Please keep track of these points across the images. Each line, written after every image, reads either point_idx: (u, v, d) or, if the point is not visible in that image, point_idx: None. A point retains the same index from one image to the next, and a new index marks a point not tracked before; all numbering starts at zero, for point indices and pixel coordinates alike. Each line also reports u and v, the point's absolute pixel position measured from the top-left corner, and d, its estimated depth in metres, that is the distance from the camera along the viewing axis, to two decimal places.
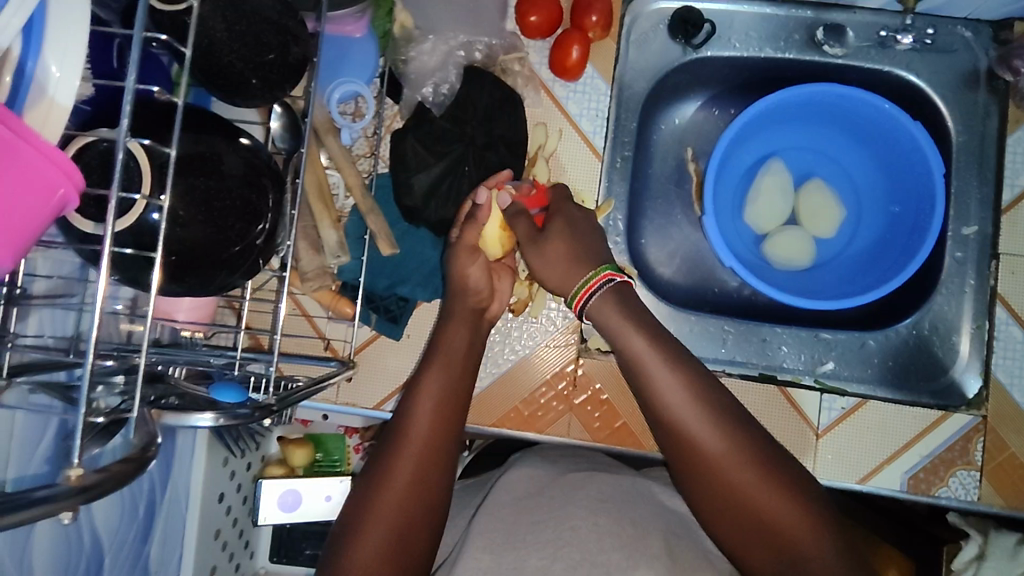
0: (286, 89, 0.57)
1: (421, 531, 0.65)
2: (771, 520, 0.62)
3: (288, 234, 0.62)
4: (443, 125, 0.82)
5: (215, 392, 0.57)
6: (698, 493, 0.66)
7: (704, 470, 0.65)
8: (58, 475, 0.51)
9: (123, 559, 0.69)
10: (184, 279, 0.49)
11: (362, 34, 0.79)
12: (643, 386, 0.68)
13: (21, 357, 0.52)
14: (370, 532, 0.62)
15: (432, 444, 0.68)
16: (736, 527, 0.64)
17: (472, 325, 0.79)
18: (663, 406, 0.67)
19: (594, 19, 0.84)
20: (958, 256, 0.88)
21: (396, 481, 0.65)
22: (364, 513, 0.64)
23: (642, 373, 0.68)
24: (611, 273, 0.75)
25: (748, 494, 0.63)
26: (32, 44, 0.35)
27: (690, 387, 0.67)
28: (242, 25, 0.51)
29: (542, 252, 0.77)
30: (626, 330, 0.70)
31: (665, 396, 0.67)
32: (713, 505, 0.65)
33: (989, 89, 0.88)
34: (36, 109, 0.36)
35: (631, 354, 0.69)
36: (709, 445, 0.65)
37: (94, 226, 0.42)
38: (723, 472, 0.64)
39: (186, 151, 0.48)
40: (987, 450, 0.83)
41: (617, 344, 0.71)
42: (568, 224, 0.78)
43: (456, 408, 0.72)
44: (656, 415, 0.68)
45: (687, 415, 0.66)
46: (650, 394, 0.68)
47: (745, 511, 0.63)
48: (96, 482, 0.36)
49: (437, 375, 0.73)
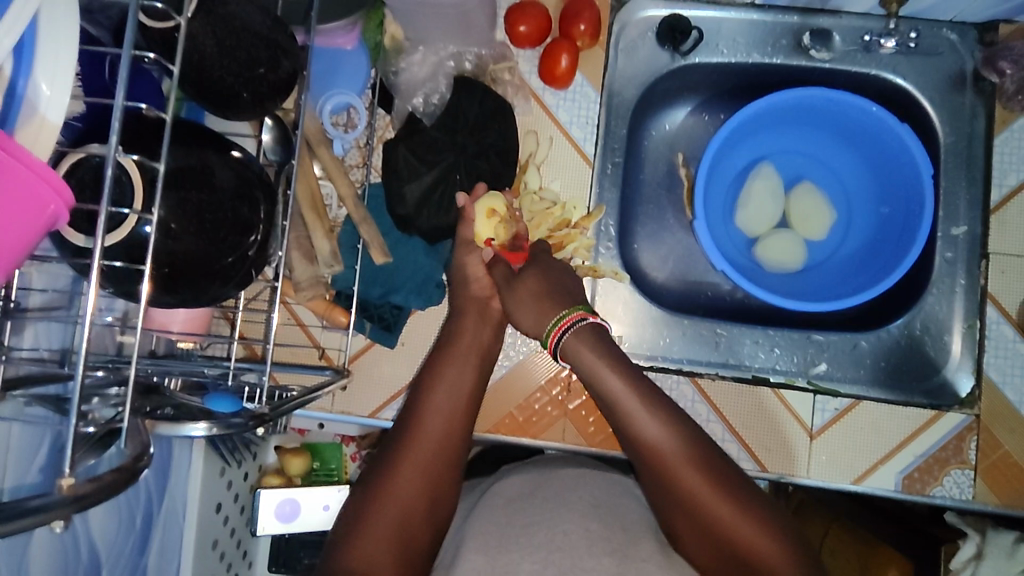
0: (277, 103, 0.58)
1: (418, 533, 0.67)
2: (748, 549, 0.63)
3: (280, 245, 0.63)
4: (434, 134, 0.82)
5: (210, 401, 0.58)
6: (677, 523, 0.68)
7: (679, 500, 0.66)
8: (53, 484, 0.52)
9: (120, 569, 0.70)
10: (176, 291, 0.50)
11: (352, 46, 0.80)
12: (622, 421, 0.70)
13: (17, 370, 0.53)
14: (364, 541, 0.63)
15: (438, 445, 0.71)
16: (714, 556, 0.66)
17: (480, 316, 0.81)
18: (640, 439, 0.69)
19: (582, 27, 0.85)
20: (948, 256, 0.88)
21: (391, 494, 0.66)
22: (359, 524, 0.65)
23: (621, 411, 0.70)
24: (582, 313, 0.77)
25: (727, 524, 0.64)
26: (23, 63, 0.36)
27: (665, 421, 0.69)
28: (231, 41, 0.51)
29: (513, 289, 0.79)
30: (603, 368, 0.72)
31: (644, 428, 0.69)
32: (694, 535, 0.66)
33: (976, 90, 0.89)
34: (27, 125, 0.37)
35: (608, 392, 0.71)
36: (686, 475, 0.66)
37: (85, 240, 0.43)
38: (701, 503, 0.65)
39: (177, 163, 0.48)
40: (980, 449, 0.83)
41: (596, 377, 0.73)
42: (543, 272, 0.80)
43: (468, 410, 0.75)
44: (634, 447, 0.69)
45: (666, 452, 0.67)
46: (628, 429, 0.70)
47: (722, 540, 0.65)
48: (89, 490, 0.36)
49: (450, 375, 0.76)
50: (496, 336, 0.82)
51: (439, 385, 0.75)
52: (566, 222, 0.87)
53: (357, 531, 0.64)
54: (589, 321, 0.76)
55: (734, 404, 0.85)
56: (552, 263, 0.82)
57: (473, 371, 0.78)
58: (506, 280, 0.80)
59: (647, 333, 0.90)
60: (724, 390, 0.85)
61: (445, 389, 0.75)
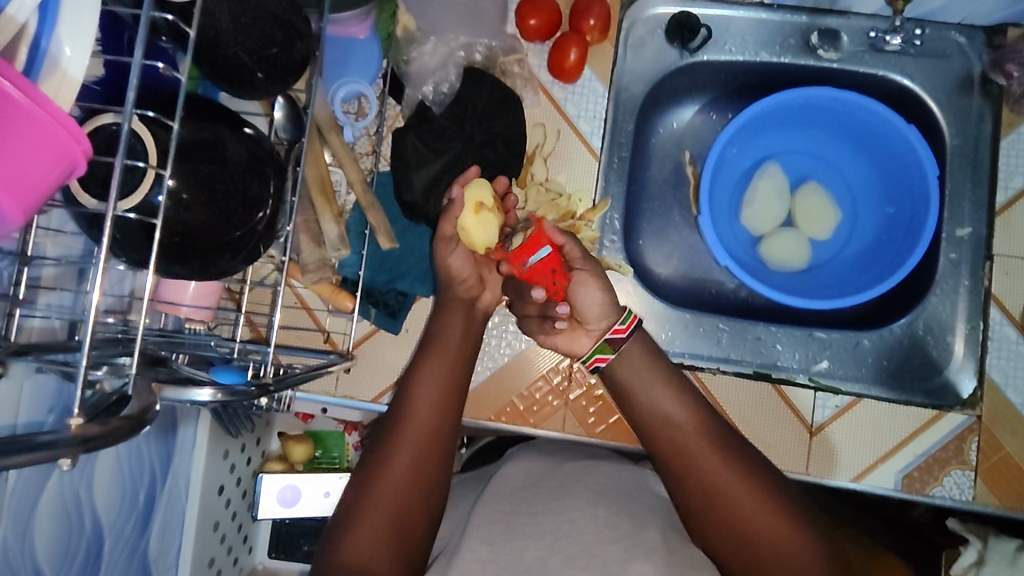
0: (291, 83, 0.58)
1: (416, 526, 0.66)
2: (770, 543, 0.63)
3: (288, 221, 0.64)
4: (443, 123, 0.84)
5: (216, 374, 0.59)
6: (696, 516, 0.67)
7: (698, 489, 0.67)
8: (52, 426, 0.54)
9: (121, 547, 0.70)
10: (185, 261, 0.51)
11: (365, 35, 0.81)
12: (649, 413, 0.74)
13: (29, 336, 0.54)
14: (359, 540, 0.62)
15: (433, 428, 0.71)
16: (728, 551, 0.65)
17: (466, 317, 0.80)
18: (670, 431, 0.72)
19: (592, 22, 0.86)
20: (952, 256, 0.89)
21: (388, 489, 0.66)
22: (352, 522, 0.64)
23: (649, 407, 0.74)
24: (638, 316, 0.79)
25: (740, 507, 0.65)
26: (47, 20, 0.37)
27: (693, 413, 0.73)
28: (247, 18, 0.53)
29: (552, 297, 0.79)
30: (645, 366, 0.76)
31: (678, 421, 0.72)
32: (710, 527, 0.66)
33: (983, 93, 0.89)
34: (49, 79, 0.38)
35: (638, 390, 0.75)
36: (708, 466, 0.68)
37: (96, 203, 0.43)
38: (721, 497, 0.66)
39: (189, 137, 0.50)
40: (981, 450, 0.83)
41: (632, 374, 0.76)
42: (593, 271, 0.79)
43: (458, 394, 0.74)
44: (659, 439, 0.72)
45: (689, 442, 0.70)
46: (656, 421, 0.73)
47: (736, 529, 0.65)
48: (98, 434, 0.37)
49: (434, 369, 0.75)
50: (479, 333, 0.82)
51: (431, 371, 0.74)
52: (571, 214, 0.87)
53: (354, 528, 0.63)
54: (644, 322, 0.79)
55: (735, 400, 0.85)
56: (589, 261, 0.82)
57: (456, 369, 0.76)
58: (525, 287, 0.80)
59: (649, 327, 0.90)
60: (724, 386, 0.86)
61: (427, 379, 0.74)
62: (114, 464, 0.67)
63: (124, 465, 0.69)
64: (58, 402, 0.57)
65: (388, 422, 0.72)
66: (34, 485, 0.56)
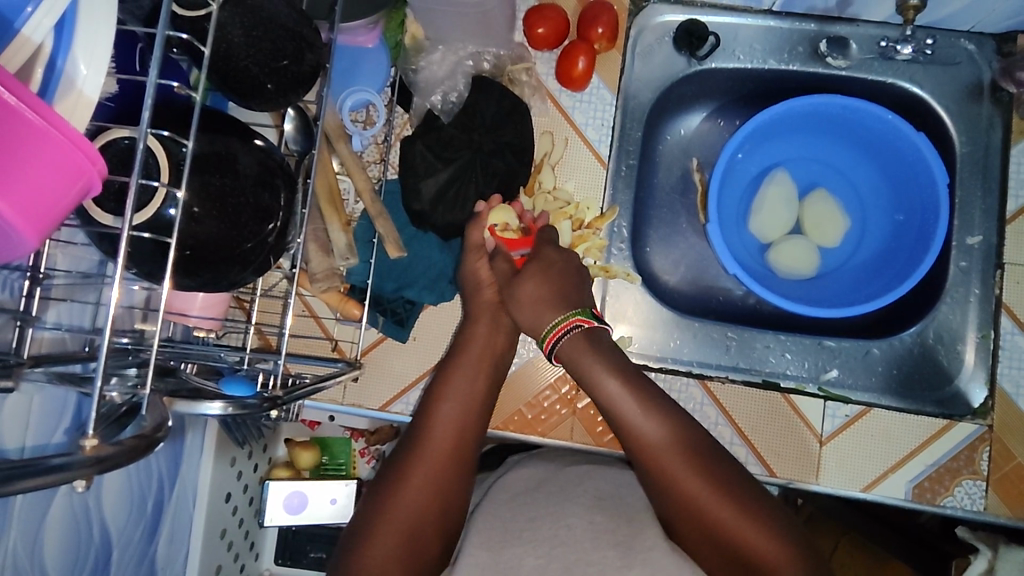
0: (298, 94, 0.58)
1: (428, 540, 0.65)
2: (748, 549, 0.62)
3: (299, 232, 0.64)
4: (452, 132, 0.84)
5: (225, 385, 0.57)
6: (682, 528, 0.66)
7: (680, 504, 0.65)
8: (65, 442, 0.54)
9: (128, 555, 0.70)
10: (197, 274, 0.51)
11: (373, 44, 0.83)
12: (623, 430, 0.70)
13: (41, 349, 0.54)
14: (375, 551, 0.62)
15: (451, 451, 0.70)
16: (713, 555, 0.64)
17: (480, 328, 0.79)
18: (637, 439, 0.69)
19: (600, 30, 0.86)
20: (963, 264, 0.88)
21: (405, 506, 0.65)
22: (368, 533, 0.64)
23: (617, 415, 0.71)
24: (580, 319, 0.76)
25: (713, 513, 0.64)
26: (64, 39, 0.37)
27: (661, 419, 0.69)
28: (259, 31, 0.53)
29: (517, 293, 0.78)
30: (599, 373, 0.72)
31: (641, 428, 0.69)
32: (693, 535, 0.65)
33: (993, 100, 0.89)
34: (65, 99, 0.38)
35: (612, 407, 0.71)
36: (688, 486, 0.65)
37: (113, 219, 0.43)
38: (697, 505, 0.64)
39: (202, 151, 0.49)
40: (993, 460, 0.83)
41: (591, 385, 0.73)
42: (544, 270, 0.78)
43: (481, 412, 0.74)
44: (638, 458, 0.69)
45: (669, 462, 0.66)
46: (631, 437, 0.69)
47: (729, 550, 0.63)
48: (111, 453, 0.37)
49: (458, 385, 0.75)
50: (510, 342, 0.81)
51: (455, 388, 0.74)
52: (580, 223, 0.88)
53: (371, 537, 0.64)
54: (583, 327, 0.76)
55: (745, 410, 0.85)
56: (556, 257, 0.80)
57: (483, 381, 0.76)
58: (506, 280, 0.80)
59: (658, 335, 0.90)
60: (733, 396, 0.85)
61: (451, 393, 0.74)
62: (123, 473, 0.67)
63: (132, 474, 0.69)
64: (66, 416, 0.57)
65: (409, 434, 0.72)
66: (44, 493, 0.56)
